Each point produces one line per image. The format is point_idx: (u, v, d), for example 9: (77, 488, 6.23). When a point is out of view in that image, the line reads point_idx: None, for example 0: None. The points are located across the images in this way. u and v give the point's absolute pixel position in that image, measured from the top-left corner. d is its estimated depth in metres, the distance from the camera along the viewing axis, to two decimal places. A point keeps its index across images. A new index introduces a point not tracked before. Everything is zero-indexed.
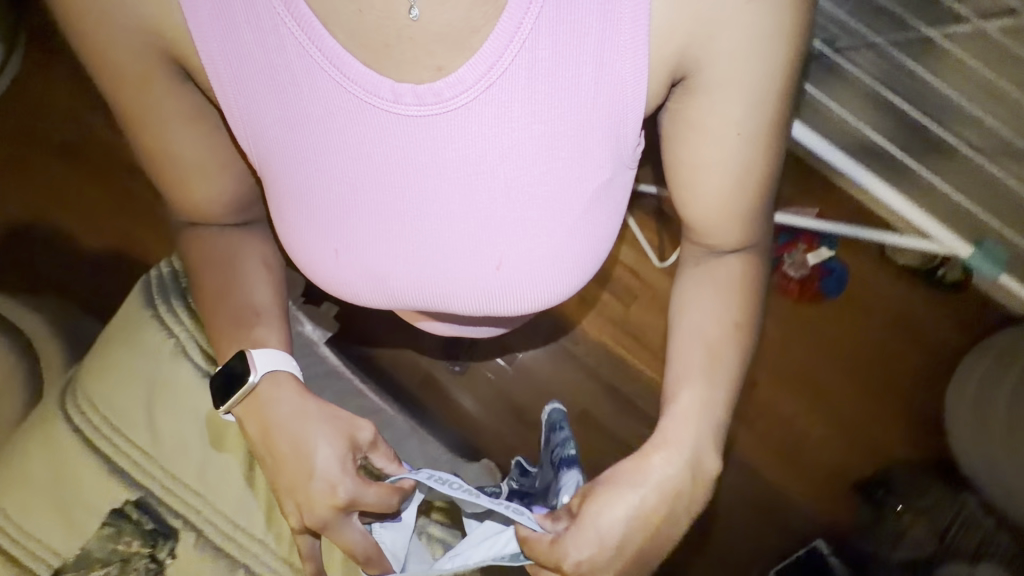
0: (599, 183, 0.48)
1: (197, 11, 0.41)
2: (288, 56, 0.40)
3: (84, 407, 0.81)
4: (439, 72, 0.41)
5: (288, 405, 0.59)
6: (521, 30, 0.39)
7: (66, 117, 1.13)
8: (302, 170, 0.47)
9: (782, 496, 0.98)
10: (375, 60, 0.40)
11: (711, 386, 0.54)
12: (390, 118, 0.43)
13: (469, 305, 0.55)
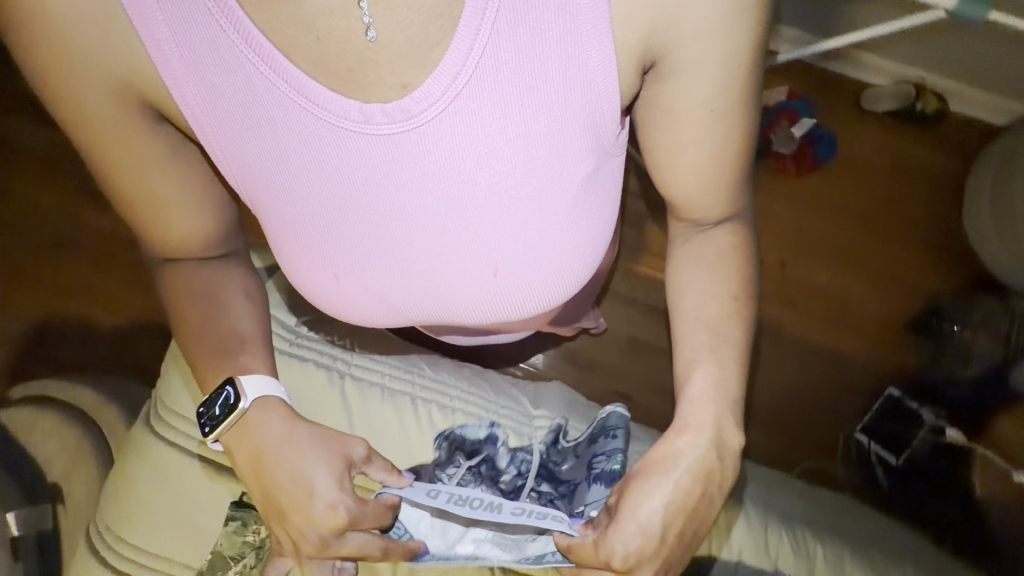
0: (583, 176, 0.50)
1: (166, 60, 0.44)
2: (257, 90, 0.44)
3: (170, 423, 0.89)
4: (404, 89, 0.43)
5: (280, 428, 0.66)
6: (480, 35, 0.40)
7: (56, 215, 1.32)
8: (291, 198, 0.52)
9: (841, 355, 1.19)
10: (342, 85, 0.43)
11: (720, 364, 0.59)
12: (364, 138, 0.45)
13: (474, 310, 0.59)
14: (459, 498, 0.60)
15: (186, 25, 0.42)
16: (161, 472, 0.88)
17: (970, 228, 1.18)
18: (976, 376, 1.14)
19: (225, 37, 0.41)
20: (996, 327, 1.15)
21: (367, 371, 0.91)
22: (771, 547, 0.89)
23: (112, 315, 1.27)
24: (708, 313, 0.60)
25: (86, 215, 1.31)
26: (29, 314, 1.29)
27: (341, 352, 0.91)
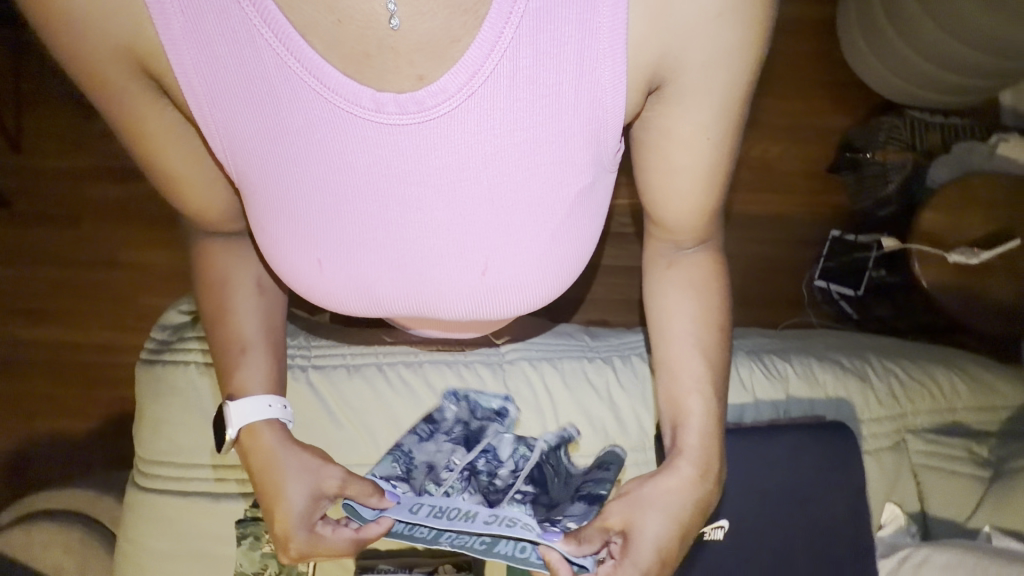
0: (576, 190, 0.50)
1: (168, 24, 0.41)
2: (266, 67, 0.41)
3: (156, 468, 0.89)
4: (421, 81, 0.41)
5: (273, 448, 0.68)
6: (502, 40, 0.39)
7: (21, 293, 1.34)
8: (284, 181, 0.49)
9: (777, 221, 1.37)
10: (357, 71, 0.41)
11: (708, 383, 0.65)
12: (372, 126, 0.44)
13: (457, 306, 0.59)
14: (438, 510, 0.64)
15: None
16: (174, 522, 0.88)
17: (861, 66, 1.33)
18: (897, 188, 1.26)
19: (238, 10, 0.39)
20: (902, 142, 1.27)
21: (328, 357, 0.93)
22: (744, 378, 0.99)
23: (86, 420, 1.29)
24: (693, 333, 0.64)
25: (28, 330, 1.32)
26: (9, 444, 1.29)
27: (299, 349, 0.93)
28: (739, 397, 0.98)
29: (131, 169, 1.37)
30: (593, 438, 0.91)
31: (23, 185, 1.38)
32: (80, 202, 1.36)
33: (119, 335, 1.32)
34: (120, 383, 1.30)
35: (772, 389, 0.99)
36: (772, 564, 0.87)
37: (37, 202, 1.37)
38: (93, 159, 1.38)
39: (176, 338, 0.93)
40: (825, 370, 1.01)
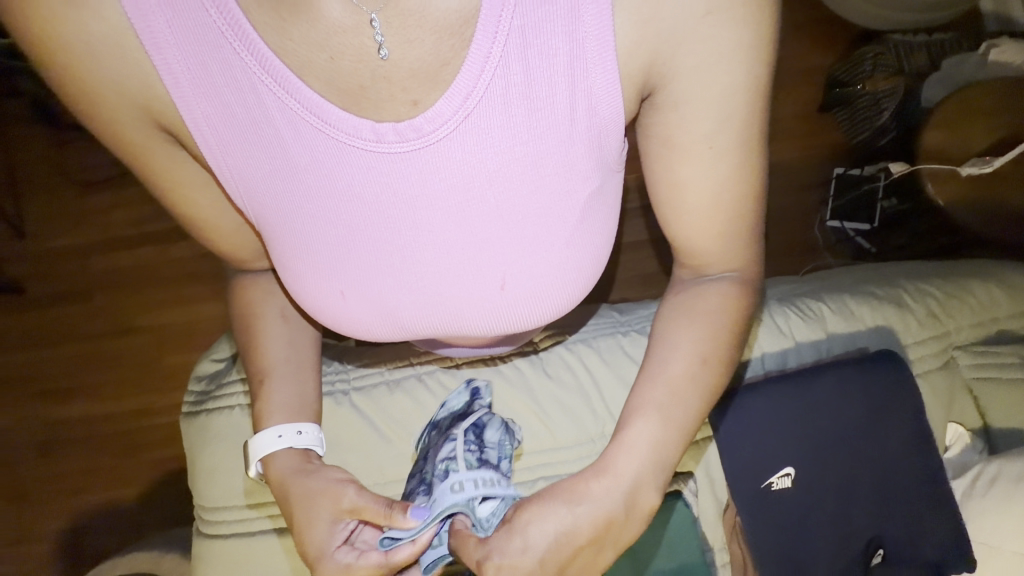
0: (584, 197, 0.50)
1: (177, 83, 0.42)
2: (268, 111, 0.42)
3: (219, 514, 0.90)
4: (416, 106, 0.43)
5: (286, 475, 0.67)
6: (491, 58, 0.40)
7: (55, 371, 1.36)
8: (297, 216, 0.50)
9: (782, 169, 1.37)
10: (354, 103, 0.42)
11: (665, 426, 0.59)
12: (374, 156, 0.44)
13: (480, 321, 0.59)
14: (484, 480, 0.61)
15: (194, 45, 0.40)
16: (242, 566, 0.89)
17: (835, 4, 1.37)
18: (893, 115, 1.24)
19: (238, 59, 0.40)
20: (890, 68, 1.25)
21: (367, 377, 0.94)
22: (780, 325, 0.98)
23: (129, 488, 1.28)
24: (674, 371, 0.59)
25: (63, 407, 1.34)
26: (59, 525, 1.28)
27: (337, 374, 0.94)
28: (778, 343, 0.97)
29: (144, 234, 1.42)
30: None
31: (44, 266, 1.43)
32: (103, 273, 1.40)
33: (150, 398, 1.33)
34: (160, 445, 1.30)
35: (812, 331, 0.98)
36: (842, 507, 0.86)
37: (48, 285, 1.41)
38: (99, 236, 1.43)
39: (213, 386, 0.96)
40: (860, 304, 1.00)
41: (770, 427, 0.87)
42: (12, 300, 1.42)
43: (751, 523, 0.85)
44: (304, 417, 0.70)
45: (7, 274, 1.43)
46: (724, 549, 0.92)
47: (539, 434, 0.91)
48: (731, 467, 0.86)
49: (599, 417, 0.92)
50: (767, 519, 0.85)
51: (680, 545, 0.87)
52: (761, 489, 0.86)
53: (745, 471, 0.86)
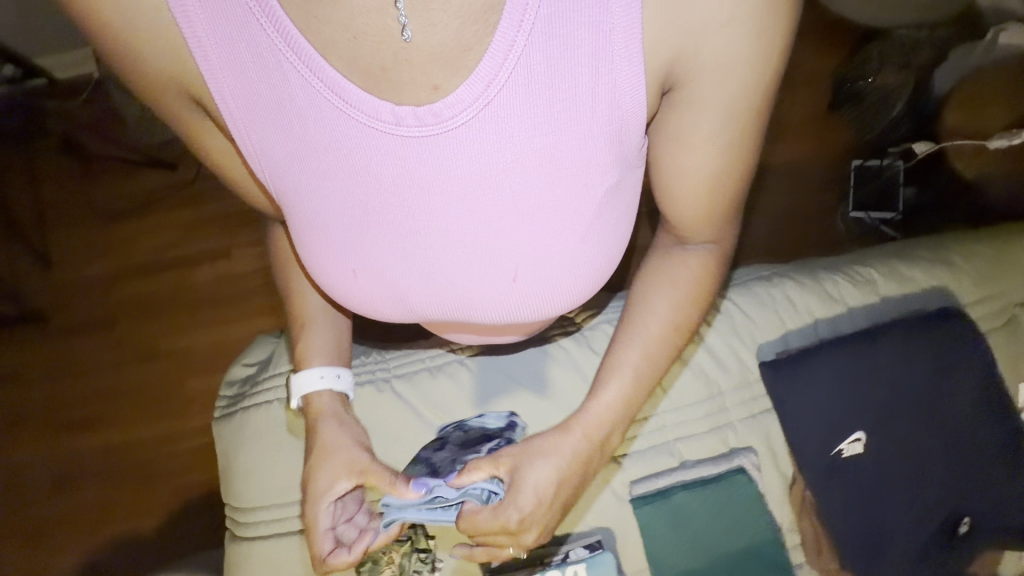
0: (602, 190, 0.50)
1: (207, 57, 0.43)
2: (292, 89, 0.42)
3: (256, 515, 0.87)
4: (437, 91, 0.42)
5: (324, 418, 0.70)
6: (515, 47, 0.40)
7: (76, 400, 1.36)
8: (315, 197, 0.50)
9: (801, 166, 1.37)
10: (375, 85, 0.43)
11: (634, 386, 0.63)
12: (393, 139, 0.44)
13: (490, 312, 0.58)
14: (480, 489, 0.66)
15: (226, 23, 0.41)
16: (283, 568, 0.85)
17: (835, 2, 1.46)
18: (904, 110, 1.26)
19: (264, 35, 0.40)
20: (897, 62, 1.28)
21: (406, 364, 0.91)
22: (830, 290, 0.96)
23: (152, 518, 1.25)
24: (649, 334, 0.62)
25: (84, 438, 1.33)
26: (80, 555, 1.24)
27: (376, 362, 0.91)
28: (829, 308, 0.95)
29: (168, 260, 1.45)
30: (693, 380, 0.89)
31: (69, 297, 1.45)
32: (125, 302, 1.43)
33: (175, 423, 1.32)
34: (188, 471, 1.28)
35: (863, 293, 0.96)
36: (916, 478, 0.86)
37: (71, 314, 1.43)
38: (123, 266, 1.46)
39: (244, 389, 0.95)
40: (912, 268, 0.98)
41: (837, 391, 0.87)
42: (37, 331, 1.43)
43: (825, 493, 0.85)
44: (341, 360, 0.73)
45: (30, 304, 1.45)
46: (796, 530, 0.86)
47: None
48: (795, 433, 0.87)
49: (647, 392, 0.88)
50: (841, 487, 0.85)
51: (747, 526, 0.83)
52: (832, 457, 0.86)
53: (814, 443, 0.86)
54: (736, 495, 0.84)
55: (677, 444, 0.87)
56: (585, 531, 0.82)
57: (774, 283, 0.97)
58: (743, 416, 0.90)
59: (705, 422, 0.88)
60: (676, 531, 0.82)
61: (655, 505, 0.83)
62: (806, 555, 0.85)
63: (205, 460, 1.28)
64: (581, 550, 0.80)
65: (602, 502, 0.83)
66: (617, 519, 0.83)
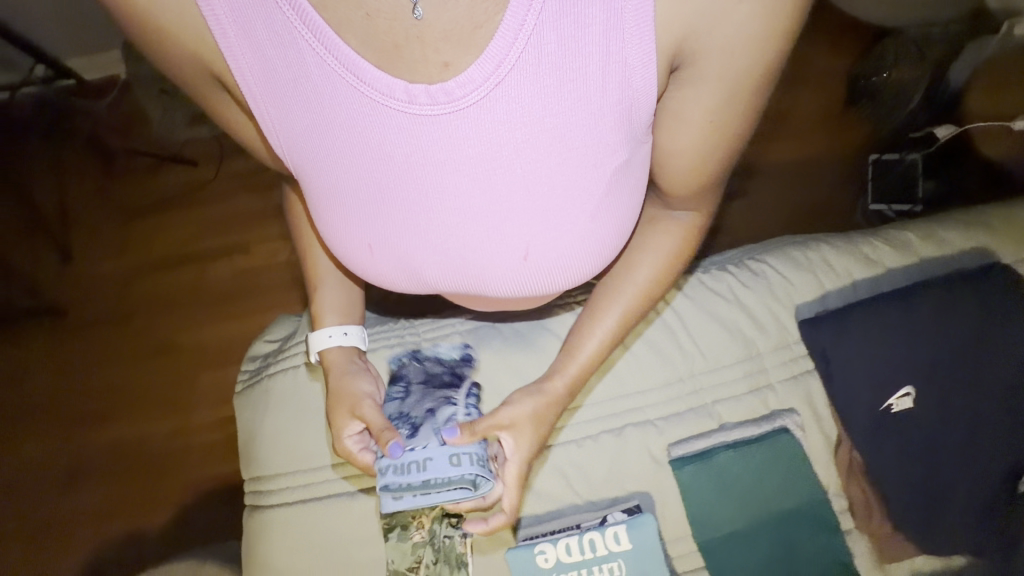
0: (612, 168, 0.51)
1: (226, 36, 0.44)
2: (309, 68, 0.43)
3: (276, 484, 0.89)
4: (447, 68, 0.43)
5: (335, 370, 0.76)
6: (525, 27, 0.40)
7: (89, 394, 1.38)
8: (332, 173, 0.51)
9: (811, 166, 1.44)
10: (388, 63, 0.43)
11: (606, 342, 0.71)
12: (406, 118, 0.45)
13: (503, 285, 0.60)
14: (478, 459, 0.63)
15: (243, 3, 0.41)
16: (304, 537, 0.86)
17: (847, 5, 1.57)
18: (921, 101, 1.37)
19: (281, 15, 0.41)
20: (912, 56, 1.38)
21: (437, 330, 0.94)
22: (868, 252, 1.02)
23: (158, 514, 1.26)
24: (622, 300, 0.68)
25: (96, 432, 1.35)
26: (92, 549, 1.25)
27: (405, 329, 0.93)
28: (871, 269, 1.01)
29: (185, 257, 1.48)
30: (732, 342, 0.95)
31: (85, 293, 1.48)
32: (140, 299, 1.46)
33: (184, 419, 1.33)
34: (194, 468, 1.29)
35: (904, 256, 1.01)
36: (968, 437, 0.91)
37: (91, 309, 1.46)
38: (141, 262, 1.50)
39: (264, 362, 0.98)
40: (952, 229, 1.03)
41: (878, 350, 0.94)
42: (55, 326, 1.46)
43: (873, 448, 0.92)
44: (352, 318, 0.79)
45: (49, 299, 1.48)
46: (842, 496, 0.92)
47: (626, 379, 0.93)
48: (840, 389, 0.94)
49: (686, 354, 0.94)
50: (888, 437, 0.92)
51: (795, 489, 0.88)
52: (881, 412, 0.93)
53: (861, 400, 0.93)
54: (781, 453, 0.89)
55: (716, 406, 0.93)
56: (624, 497, 0.88)
57: (811, 248, 1.03)
58: (783, 378, 0.95)
59: (747, 383, 0.94)
60: (720, 493, 0.88)
61: (699, 466, 0.88)
62: (857, 520, 0.91)
63: (219, 454, 1.29)
64: (620, 514, 0.85)
65: (640, 466, 0.90)
66: (654, 486, 0.89)
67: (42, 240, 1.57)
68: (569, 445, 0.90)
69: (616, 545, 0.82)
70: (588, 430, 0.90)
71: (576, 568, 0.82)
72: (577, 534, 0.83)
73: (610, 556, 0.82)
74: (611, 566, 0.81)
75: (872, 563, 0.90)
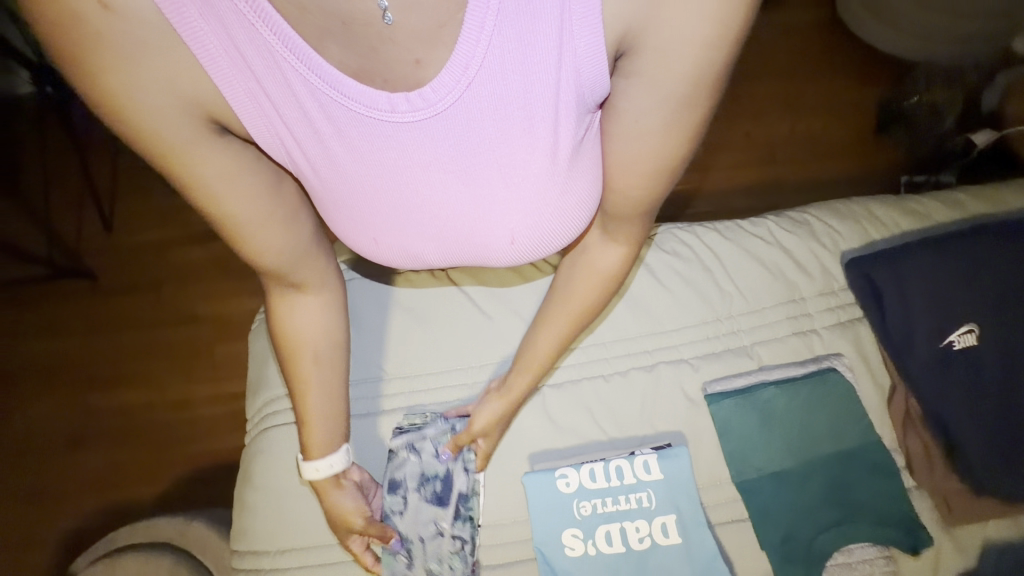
0: (571, 152, 0.54)
1: (216, 67, 0.47)
2: (295, 85, 0.47)
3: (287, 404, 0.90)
4: (419, 64, 0.45)
5: (331, 497, 0.78)
6: (486, 26, 0.43)
7: (104, 359, 1.46)
8: (330, 180, 0.56)
9: (830, 185, 1.61)
10: (365, 66, 0.46)
11: (549, 343, 0.79)
12: (391, 126, 0.49)
13: (501, 258, 0.66)
14: None
15: (227, 29, 0.44)
16: None
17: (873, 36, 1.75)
18: (954, 122, 1.51)
19: (263, 38, 0.44)
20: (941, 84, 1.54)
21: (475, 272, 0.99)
22: (916, 207, 1.05)
23: (159, 483, 1.32)
24: (562, 318, 0.78)
25: (106, 395, 1.42)
26: (91, 510, 1.31)
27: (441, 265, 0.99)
28: (919, 222, 1.03)
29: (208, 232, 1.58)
30: (774, 284, 0.97)
31: (112, 262, 1.57)
32: (160, 274, 1.54)
33: (190, 390, 1.40)
34: (201, 438, 1.35)
35: (951, 210, 1.04)
36: None
37: (119, 277, 1.55)
38: (167, 235, 1.59)
39: None
40: (1000, 189, 1.06)
41: (944, 281, 0.91)
42: (80, 293, 1.54)
43: (933, 387, 0.87)
44: (337, 443, 0.79)
45: (85, 263, 1.57)
46: (898, 450, 0.87)
47: (662, 317, 0.94)
48: (894, 325, 0.90)
49: (725, 294, 0.96)
50: (956, 374, 0.87)
51: (845, 431, 0.86)
52: (943, 349, 0.88)
53: (921, 336, 0.89)
54: (828, 392, 0.88)
55: (757, 347, 0.93)
56: (653, 437, 0.87)
57: (855, 202, 1.07)
58: (828, 325, 0.95)
59: (789, 326, 0.95)
60: (765, 429, 0.86)
61: (741, 400, 0.87)
62: (916, 477, 0.85)
63: (229, 425, 1.37)
64: (648, 447, 0.85)
65: (674, 404, 0.88)
66: (688, 426, 0.88)
67: (86, 205, 1.67)
68: (597, 377, 0.90)
69: (646, 475, 0.82)
70: (618, 366, 0.91)
71: (603, 495, 0.82)
72: (603, 461, 0.83)
73: (639, 485, 0.82)
74: (639, 496, 0.82)
75: (936, 522, 0.83)
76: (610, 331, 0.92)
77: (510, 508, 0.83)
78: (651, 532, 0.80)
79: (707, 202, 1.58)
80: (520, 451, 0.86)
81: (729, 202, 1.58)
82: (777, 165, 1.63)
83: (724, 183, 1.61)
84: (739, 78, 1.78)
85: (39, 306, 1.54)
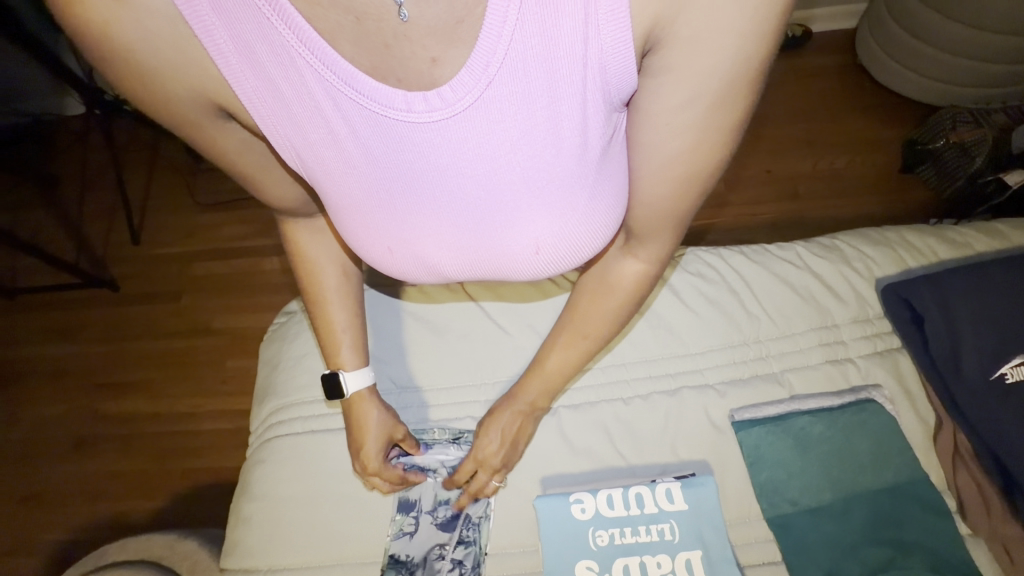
0: (600, 152, 0.52)
1: (227, 60, 0.47)
2: (310, 82, 0.46)
3: (299, 416, 0.88)
4: (435, 63, 0.43)
5: (370, 399, 0.78)
6: (508, 22, 0.40)
7: (118, 368, 1.46)
8: (345, 183, 0.55)
9: (854, 216, 1.57)
10: (379, 63, 0.44)
11: (564, 353, 0.76)
12: (408, 126, 0.48)
13: (522, 272, 0.64)
14: None
15: (238, 25, 0.43)
16: (318, 467, 0.84)
17: (884, 78, 1.74)
18: (985, 162, 1.41)
19: (276, 33, 0.43)
20: (970, 123, 1.45)
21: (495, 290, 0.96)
22: (956, 236, 1.00)
23: (161, 497, 1.30)
24: (579, 331, 0.74)
25: (119, 404, 1.42)
26: (86, 522, 1.29)
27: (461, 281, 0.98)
28: (959, 251, 0.99)
29: (230, 250, 1.61)
30: (805, 308, 0.94)
31: (135, 273, 1.60)
32: (180, 287, 1.56)
33: (200, 404, 1.39)
34: (205, 454, 1.33)
35: (995, 241, 0.99)
36: None
37: (141, 288, 1.58)
38: (189, 250, 1.62)
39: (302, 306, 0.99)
40: None
41: (994, 307, 0.85)
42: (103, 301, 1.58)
43: (984, 422, 0.81)
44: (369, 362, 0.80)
45: (107, 273, 1.60)
46: (948, 493, 0.81)
47: (687, 338, 0.91)
48: (937, 354, 0.86)
49: (752, 316, 0.93)
50: (1014, 407, 0.80)
51: (885, 463, 0.80)
52: (994, 381, 0.82)
53: (969, 364, 0.83)
54: (867, 421, 0.83)
55: (786, 374, 0.89)
56: (677, 465, 0.82)
57: (889, 229, 1.03)
58: (864, 353, 0.91)
59: (821, 353, 0.91)
60: (801, 458, 0.81)
61: (773, 428, 0.83)
62: (970, 522, 0.78)
63: (233, 444, 1.34)
64: (671, 476, 0.81)
65: (699, 431, 0.84)
66: (713, 454, 0.83)
67: (115, 217, 1.72)
68: (618, 402, 0.86)
69: (668, 504, 0.78)
70: (639, 389, 0.88)
71: (621, 525, 0.77)
72: (623, 489, 0.79)
73: (660, 516, 0.77)
74: (662, 527, 0.77)
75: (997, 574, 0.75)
76: (632, 350, 0.90)
77: (521, 535, 0.79)
78: (673, 569, 0.75)
79: (727, 232, 1.57)
80: (533, 475, 0.82)
81: (750, 232, 1.56)
82: (797, 193, 1.61)
83: (745, 211, 1.60)
84: (761, 110, 1.79)
85: (61, 312, 1.57)
